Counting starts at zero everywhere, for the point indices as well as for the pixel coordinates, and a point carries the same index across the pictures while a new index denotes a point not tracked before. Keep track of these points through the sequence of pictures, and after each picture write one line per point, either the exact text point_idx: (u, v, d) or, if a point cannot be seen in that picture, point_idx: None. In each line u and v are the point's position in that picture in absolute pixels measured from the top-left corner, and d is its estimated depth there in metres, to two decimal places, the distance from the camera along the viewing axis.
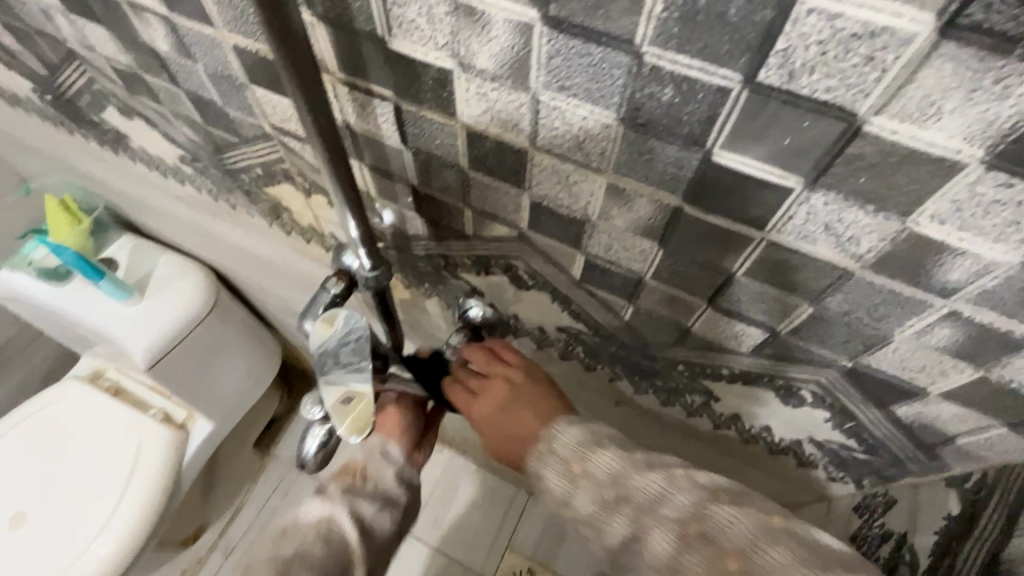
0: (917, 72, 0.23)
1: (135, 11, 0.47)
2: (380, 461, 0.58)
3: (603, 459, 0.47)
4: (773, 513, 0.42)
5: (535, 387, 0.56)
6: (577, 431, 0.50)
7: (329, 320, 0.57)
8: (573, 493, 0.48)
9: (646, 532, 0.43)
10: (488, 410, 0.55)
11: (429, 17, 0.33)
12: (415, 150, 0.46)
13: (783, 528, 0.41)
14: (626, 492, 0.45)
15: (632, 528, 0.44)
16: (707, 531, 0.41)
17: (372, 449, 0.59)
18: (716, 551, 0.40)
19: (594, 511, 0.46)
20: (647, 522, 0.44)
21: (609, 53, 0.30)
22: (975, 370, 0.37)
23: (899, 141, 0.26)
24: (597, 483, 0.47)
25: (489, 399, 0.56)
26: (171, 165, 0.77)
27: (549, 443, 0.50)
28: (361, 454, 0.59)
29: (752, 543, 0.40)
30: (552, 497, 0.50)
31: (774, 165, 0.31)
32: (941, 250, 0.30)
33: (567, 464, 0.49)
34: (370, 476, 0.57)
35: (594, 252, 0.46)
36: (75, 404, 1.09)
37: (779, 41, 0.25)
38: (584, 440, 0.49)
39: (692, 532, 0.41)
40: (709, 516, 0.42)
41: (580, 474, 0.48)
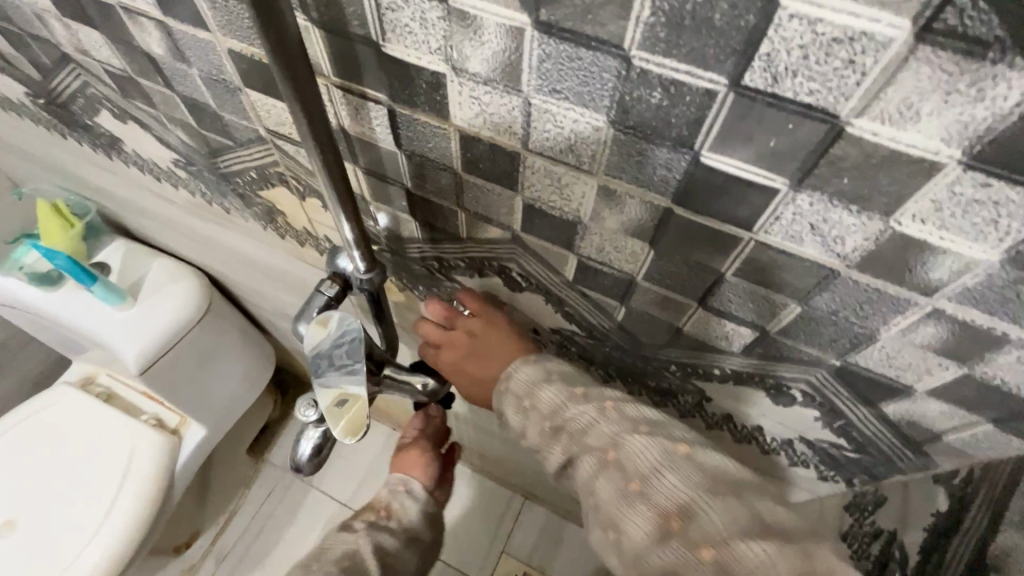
0: (895, 75, 0.24)
1: (130, 15, 0.48)
2: (403, 499, 0.69)
3: (546, 394, 0.49)
4: (686, 442, 0.44)
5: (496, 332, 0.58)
6: (531, 368, 0.52)
7: (323, 322, 0.57)
8: (525, 424, 0.50)
9: (577, 457, 0.47)
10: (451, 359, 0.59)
11: (421, 21, 0.34)
12: (409, 153, 0.47)
13: (689, 455, 0.43)
14: (562, 422, 0.48)
15: (566, 455, 0.47)
16: (621, 456, 0.44)
17: (396, 487, 0.70)
18: (624, 478, 0.43)
19: (537, 441, 0.49)
20: (580, 451, 0.46)
21: (599, 57, 0.30)
22: (959, 368, 0.38)
23: (880, 143, 0.27)
24: (539, 416, 0.49)
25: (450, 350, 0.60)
26: (165, 169, 0.78)
27: (506, 381, 0.52)
28: (386, 493, 0.70)
29: (655, 468, 0.42)
30: (511, 430, 0.53)
31: (760, 167, 0.31)
32: (924, 248, 0.31)
33: (518, 399, 0.51)
34: (394, 514, 0.67)
35: (586, 253, 0.47)
36: (66, 409, 1.08)
37: (763, 45, 0.26)
38: (537, 376, 0.51)
39: (610, 458, 0.44)
40: (624, 444, 0.44)
41: (529, 407, 0.50)
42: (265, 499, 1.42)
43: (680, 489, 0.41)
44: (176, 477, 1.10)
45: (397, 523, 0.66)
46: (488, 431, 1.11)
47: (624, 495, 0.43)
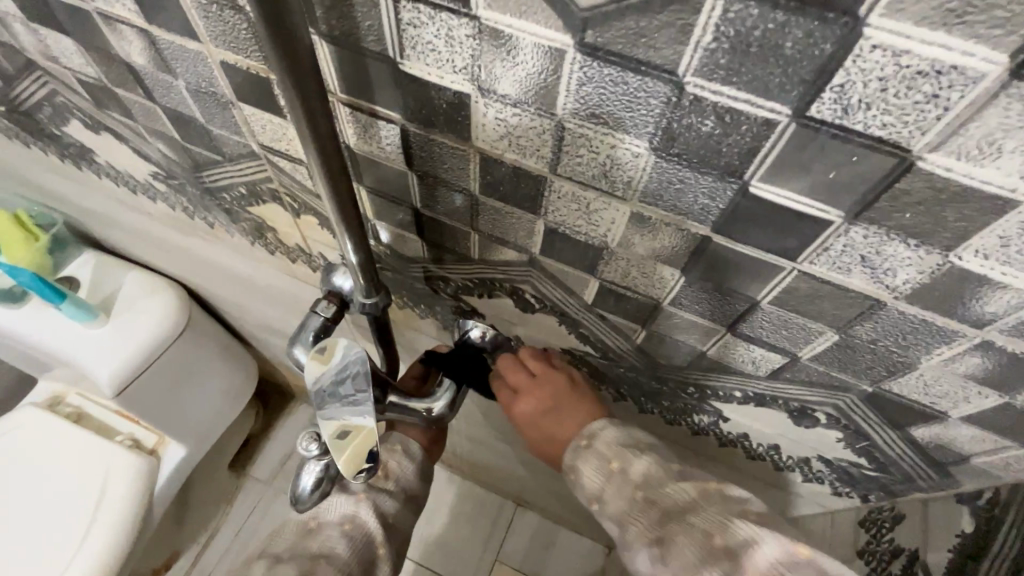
0: (981, 111, 0.23)
1: (107, 21, 0.43)
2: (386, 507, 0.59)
3: (641, 463, 0.49)
4: (803, 543, 0.40)
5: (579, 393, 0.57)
6: (617, 431, 0.53)
7: (325, 355, 0.53)
8: (606, 489, 0.50)
9: (670, 537, 0.44)
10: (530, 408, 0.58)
11: (448, 39, 0.31)
12: (420, 172, 0.44)
13: (812, 558, 0.39)
14: (657, 497, 0.47)
15: (656, 533, 0.45)
16: (731, 544, 0.41)
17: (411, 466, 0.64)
18: (736, 567, 0.40)
19: (621, 511, 0.48)
20: (672, 530, 0.44)
21: (647, 82, 0.28)
22: (999, 397, 0.37)
23: (952, 179, 0.26)
24: (629, 483, 0.49)
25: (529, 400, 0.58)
26: (142, 181, 0.72)
27: (590, 440, 0.53)
28: None
29: (773, 568, 0.39)
30: (582, 490, 0.52)
31: (815, 199, 0.30)
32: (982, 283, 0.30)
33: (605, 461, 0.51)
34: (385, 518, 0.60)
35: (610, 278, 0.44)
36: (30, 431, 1.01)
37: (837, 76, 0.24)
38: (624, 440, 0.52)
39: (718, 546, 0.41)
40: (734, 530, 0.42)
41: (616, 473, 0.50)
42: (248, 517, 1.37)
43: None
44: (155, 500, 1.04)
45: (413, 507, 0.62)
46: (484, 443, 1.08)
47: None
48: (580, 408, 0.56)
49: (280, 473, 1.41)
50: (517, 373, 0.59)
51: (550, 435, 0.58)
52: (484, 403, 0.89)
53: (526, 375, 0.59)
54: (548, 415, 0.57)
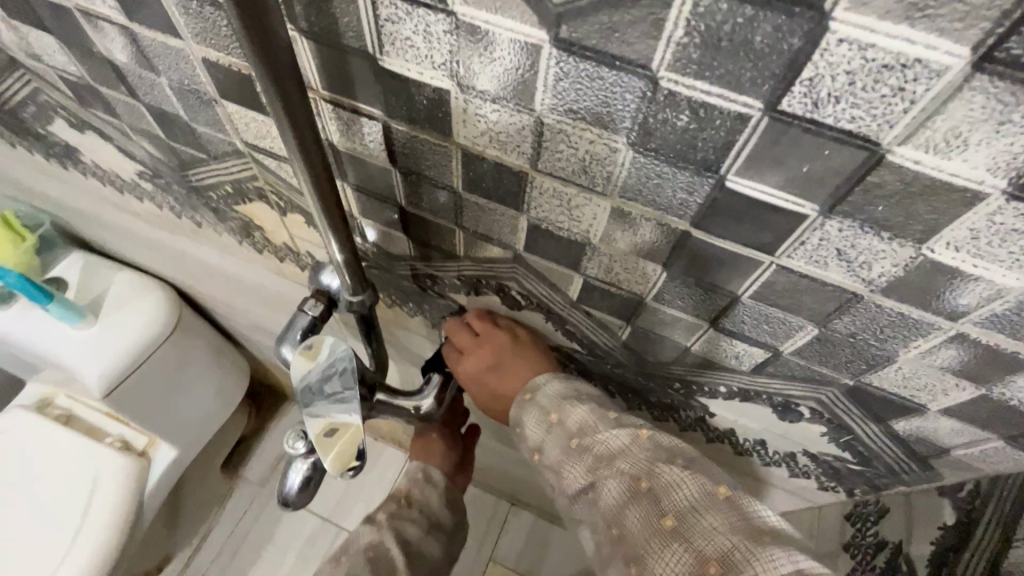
0: (946, 104, 0.23)
1: (88, 19, 0.43)
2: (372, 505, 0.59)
3: (578, 412, 0.49)
4: (727, 483, 0.40)
5: (522, 350, 0.56)
6: (560, 384, 0.52)
7: (312, 351, 0.53)
8: (546, 439, 0.50)
9: (601, 481, 0.44)
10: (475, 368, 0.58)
11: (426, 35, 0.31)
12: (404, 169, 0.44)
13: (732, 498, 0.39)
14: (590, 442, 0.46)
15: (588, 478, 0.45)
16: (654, 487, 0.41)
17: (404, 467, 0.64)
18: (657, 509, 0.40)
19: (559, 457, 0.48)
20: (603, 475, 0.44)
21: (622, 77, 0.28)
22: (977, 388, 0.37)
23: (922, 172, 0.26)
24: (565, 432, 0.48)
25: (473, 359, 0.58)
26: (128, 180, 0.72)
27: (533, 393, 0.53)
28: None
29: (691, 508, 0.39)
30: (526, 442, 0.52)
31: (790, 193, 0.30)
32: (955, 275, 0.30)
33: (544, 413, 0.51)
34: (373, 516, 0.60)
35: (593, 274, 0.45)
36: (18, 433, 1.00)
37: (806, 70, 0.24)
38: (567, 393, 0.51)
39: (642, 488, 0.41)
40: (659, 474, 0.41)
41: (555, 423, 0.50)
42: (240, 518, 1.36)
43: (720, 532, 0.37)
44: (146, 502, 1.03)
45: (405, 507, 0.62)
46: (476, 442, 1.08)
47: (656, 529, 0.40)
48: (523, 366, 0.55)
49: (272, 474, 1.40)
50: (463, 334, 0.59)
51: (502, 391, 0.58)
52: None
53: (470, 335, 0.58)
54: (494, 373, 0.57)
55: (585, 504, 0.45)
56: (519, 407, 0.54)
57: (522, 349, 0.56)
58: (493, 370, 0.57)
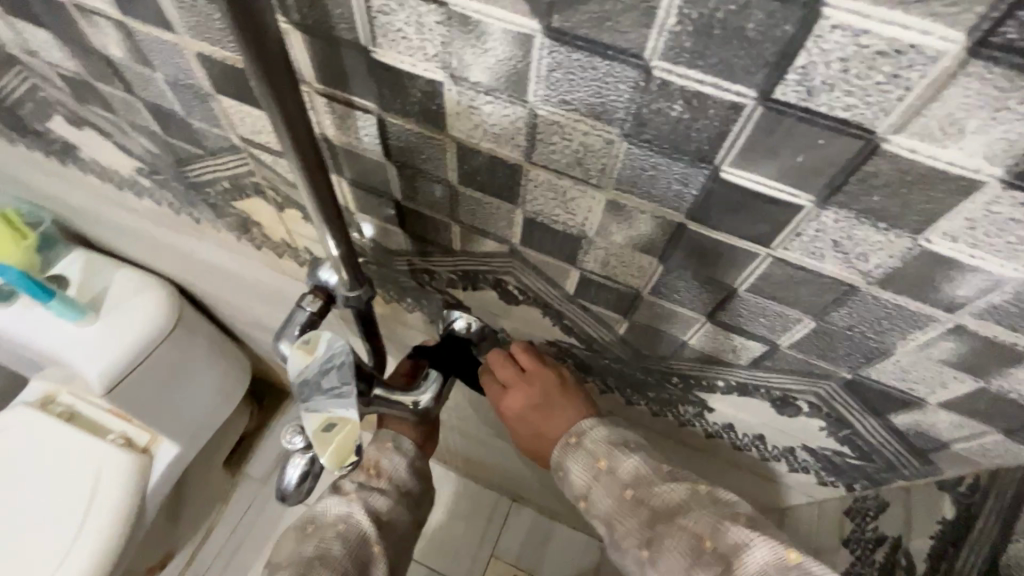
0: (941, 91, 0.23)
1: (83, 14, 0.43)
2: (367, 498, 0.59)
3: (629, 462, 0.49)
4: (794, 547, 0.41)
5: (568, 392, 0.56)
6: (606, 429, 0.53)
7: (310, 346, 0.54)
8: (593, 486, 0.51)
9: (660, 537, 0.45)
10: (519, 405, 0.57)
11: (419, 27, 0.31)
12: (399, 163, 0.44)
13: (802, 564, 0.40)
14: (645, 496, 0.48)
15: (645, 533, 0.46)
16: (719, 547, 0.42)
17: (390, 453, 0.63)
18: (723, 568, 0.41)
19: (611, 508, 0.49)
20: (663, 530, 0.45)
21: (616, 67, 0.28)
22: (975, 381, 0.37)
23: (917, 160, 0.26)
24: (618, 482, 0.49)
25: (517, 395, 0.57)
26: (127, 177, 0.72)
27: (579, 437, 0.53)
28: None
29: (761, 569, 0.40)
30: (572, 487, 0.53)
31: (785, 183, 0.30)
32: (952, 266, 0.30)
33: (594, 459, 0.51)
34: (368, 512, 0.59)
35: (590, 268, 0.44)
36: (22, 430, 1.01)
37: (799, 57, 0.24)
38: (614, 439, 0.52)
39: (707, 549, 0.43)
40: (723, 533, 0.43)
41: (607, 473, 0.50)
42: (243, 515, 1.36)
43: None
44: (149, 498, 1.04)
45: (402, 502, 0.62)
46: (475, 438, 1.08)
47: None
48: (567, 407, 0.55)
49: (274, 471, 1.41)
50: (507, 368, 0.58)
51: (542, 433, 0.57)
52: (474, 397, 0.89)
53: (517, 370, 0.58)
54: (537, 412, 0.56)
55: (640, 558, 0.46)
56: (564, 453, 0.54)
57: (567, 389, 0.57)
58: (538, 409, 0.56)
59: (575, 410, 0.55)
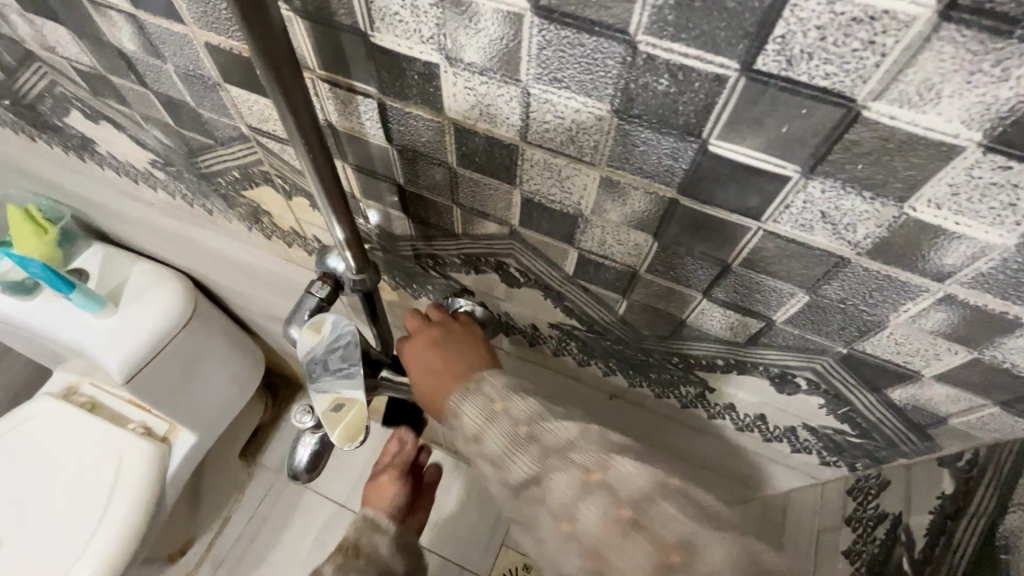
0: (917, 56, 0.23)
1: (97, 8, 0.45)
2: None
3: (524, 403, 0.42)
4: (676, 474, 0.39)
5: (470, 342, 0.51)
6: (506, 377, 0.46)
7: (316, 326, 0.56)
8: (485, 429, 0.42)
9: (549, 474, 0.39)
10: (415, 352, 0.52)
11: (413, 9, 0.32)
12: (400, 147, 0.45)
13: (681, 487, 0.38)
14: (538, 433, 0.40)
15: (535, 470, 0.39)
16: (610, 481, 0.37)
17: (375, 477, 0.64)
18: (614, 501, 0.36)
19: (502, 449, 0.41)
20: (552, 467, 0.39)
21: (603, 43, 0.29)
22: (968, 352, 0.37)
23: (898, 127, 0.26)
24: (510, 420, 0.41)
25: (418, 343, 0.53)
26: (142, 170, 0.74)
27: (477, 383, 0.45)
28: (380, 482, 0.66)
29: (648, 496, 0.36)
30: (463, 435, 0.44)
31: (772, 155, 0.30)
32: (938, 234, 0.30)
33: (489, 402, 0.43)
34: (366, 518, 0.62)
35: (587, 247, 0.45)
36: (47, 421, 1.05)
37: (778, 27, 0.24)
38: (516, 386, 0.44)
39: (594, 481, 0.37)
40: (613, 467, 0.37)
41: (499, 411, 0.42)
42: (259, 505, 1.40)
43: (677, 519, 0.35)
44: (167, 486, 1.07)
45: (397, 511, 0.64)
46: None
47: (615, 521, 0.36)
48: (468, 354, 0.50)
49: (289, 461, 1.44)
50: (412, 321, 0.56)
51: (436, 372, 0.49)
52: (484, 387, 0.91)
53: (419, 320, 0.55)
54: (431, 358, 0.51)
55: (530, 502, 0.40)
56: (458, 398, 0.45)
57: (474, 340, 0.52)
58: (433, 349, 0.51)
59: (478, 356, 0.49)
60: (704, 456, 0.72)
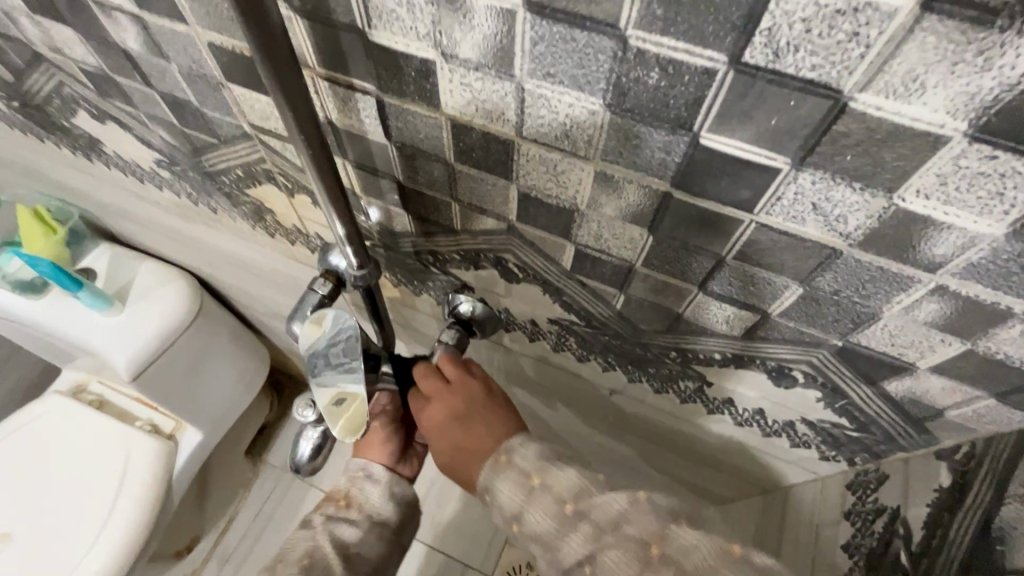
0: (901, 46, 0.24)
1: (103, 10, 0.46)
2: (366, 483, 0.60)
3: (540, 465, 0.47)
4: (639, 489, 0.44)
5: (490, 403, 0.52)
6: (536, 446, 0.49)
7: (318, 320, 0.57)
8: (523, 505, 0.46)
9: (531, 501, 0.45)
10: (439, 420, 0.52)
11: (409, 7, 0.32)
12: (399, 144, 0.46)
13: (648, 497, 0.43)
14: (586, 509, 0.44)
15: (587, 548, 0.42)
16: (622, 523, 0.42)
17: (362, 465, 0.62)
18: (677, 574, 0.39)
19: (512, 497, 0.46)
20: (575, 522, 0.43)
21: (594, 38, 0.29)
22: (961, 344, 0.37)
23: (885, 117, 0.27)
24: (551, 495, 0.45)
25: (440, 407, 0.52)
26: (148, 170, 0.75)
27: (508, 455, 0.48)
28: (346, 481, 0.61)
29: (623, 509, 0.43)
30: (501, 510, 0.47)
31: (762, 147, 0.31)
32: (927, 224, 0.31)
33: (525, 476, 0.46)
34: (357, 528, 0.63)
35: (583, 241, 0.46)
36: (56, 418, 1.06)
37: (764, 20, 0.25)
38: (544, 455, 0.48)
39: (654, 556, 0.40)
40: (671, 537, 0.40)
41: (538, 488, 0.45)
42: (265, 502, 1.41)
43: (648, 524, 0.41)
44: (174, 482, 1.09)
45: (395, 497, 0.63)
46: None
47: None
48: (493, 421, 0.51)
49: None
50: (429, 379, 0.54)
51: (463, 445, 0.51)
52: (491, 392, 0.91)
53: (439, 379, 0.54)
54: (456, 426, 0.51)
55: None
56: (493, 474, 0.48)
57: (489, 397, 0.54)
58: (453, 418, 0.52)
59: (500, 422, 0.51)
60: (704, 451, 0.73)
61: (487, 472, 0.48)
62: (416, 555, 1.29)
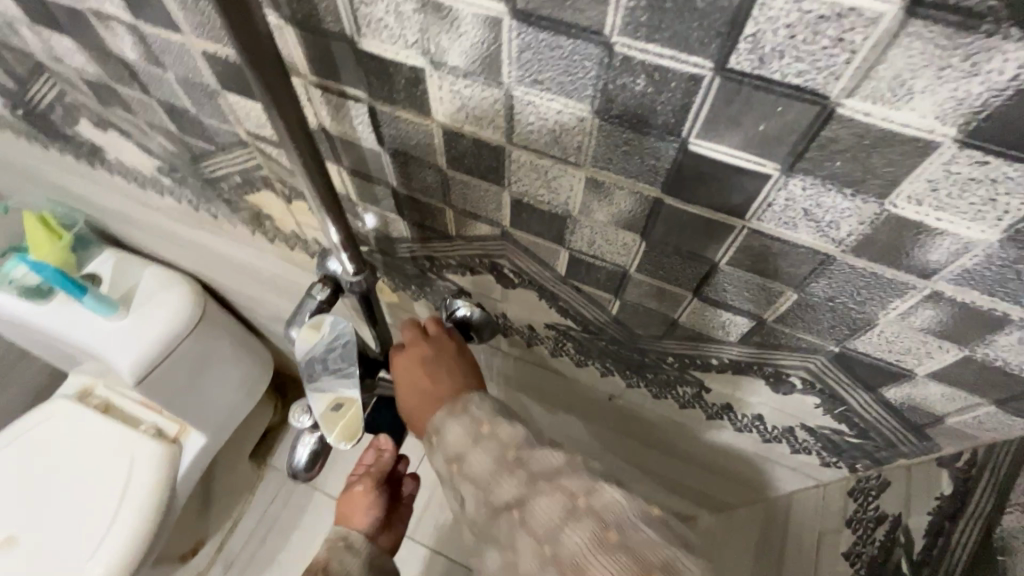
0: (886, 52, 0.23)
1: (100, 20, 0.46)
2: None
3: (544, 455, 0.41)
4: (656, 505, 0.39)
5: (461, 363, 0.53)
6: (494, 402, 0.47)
7: (316, 325, 0.56)
8: (472, 452, 0.43)
9: (534, 495, 0.39)
10: (407, 365, 0.53)
11: (396, 15, 0.32)
12: (392, 151, 0.46)
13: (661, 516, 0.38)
14: (526, 458, 0.41)
15: (523, 495, 0.40)
16: (627, 542, 0.35)
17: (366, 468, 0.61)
18: (599, 525, 0.36)
19: (488, 472, 0.42)
20: (571, 517, 0.37)
21: (580, 45, 0.29)
22: (960, 350, 0.37)
23: (873, 123, 0.26)
24: (499, 445, 0.42)
25: (412, 355, 0.54)
26: (149, 176, 0.76)
27: (463, 403, 0.47)
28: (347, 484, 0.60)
29: (632, 521, 0.36)
30: (445, 452, 0.45)
31: (752, 154, 0.31)
32: (920, 231, 0.30)
33: (475, 423, 0.44)
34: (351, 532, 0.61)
35: (577, 247, 0.46)
36: (62, 422, 1.07)
37: (747, 27, 0.25)
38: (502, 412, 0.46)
39: None
40: (631, 524, 0.36)
41: (486, 435, 0.43)
42: (268, 505, 1.42)
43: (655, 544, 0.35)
44: (178, 486, 1.09)
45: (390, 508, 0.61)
46: None
47: (598, 545, 0.36)
48: (458, 374, 0.51)
49: None
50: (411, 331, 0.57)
51: (424, 388, 0.50)
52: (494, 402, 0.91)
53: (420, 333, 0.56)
54: (420, 371, 0.52)
55: (509, 522, 0.39)
56: (444, 415, 0.47)
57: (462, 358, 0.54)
58: (421, 366, 0.52)
59: (464, 377, 0.51)
60: (705, 457, 0.72)
61: (437, 412, 0.47)
62: (418, 559, 1.29)
